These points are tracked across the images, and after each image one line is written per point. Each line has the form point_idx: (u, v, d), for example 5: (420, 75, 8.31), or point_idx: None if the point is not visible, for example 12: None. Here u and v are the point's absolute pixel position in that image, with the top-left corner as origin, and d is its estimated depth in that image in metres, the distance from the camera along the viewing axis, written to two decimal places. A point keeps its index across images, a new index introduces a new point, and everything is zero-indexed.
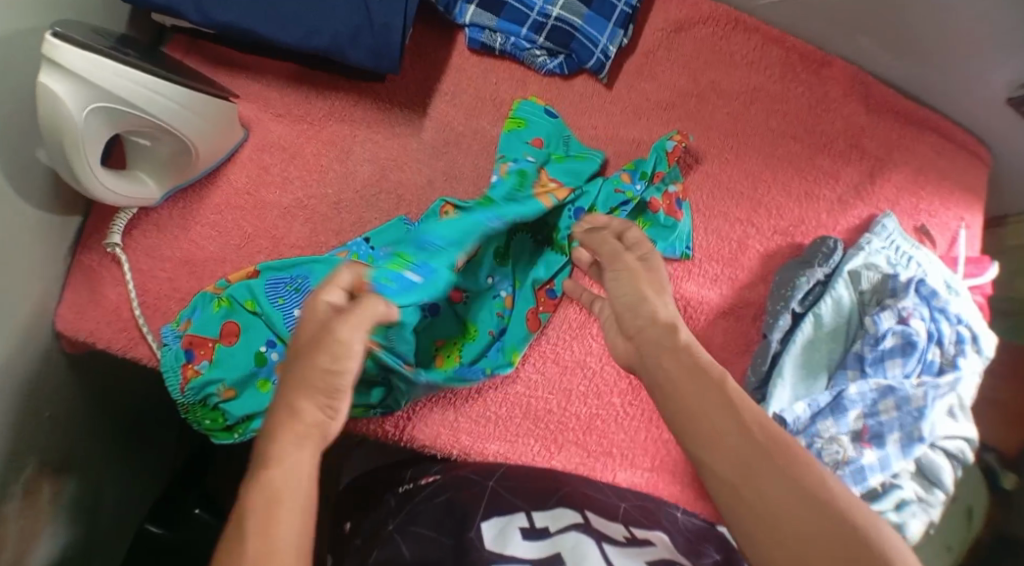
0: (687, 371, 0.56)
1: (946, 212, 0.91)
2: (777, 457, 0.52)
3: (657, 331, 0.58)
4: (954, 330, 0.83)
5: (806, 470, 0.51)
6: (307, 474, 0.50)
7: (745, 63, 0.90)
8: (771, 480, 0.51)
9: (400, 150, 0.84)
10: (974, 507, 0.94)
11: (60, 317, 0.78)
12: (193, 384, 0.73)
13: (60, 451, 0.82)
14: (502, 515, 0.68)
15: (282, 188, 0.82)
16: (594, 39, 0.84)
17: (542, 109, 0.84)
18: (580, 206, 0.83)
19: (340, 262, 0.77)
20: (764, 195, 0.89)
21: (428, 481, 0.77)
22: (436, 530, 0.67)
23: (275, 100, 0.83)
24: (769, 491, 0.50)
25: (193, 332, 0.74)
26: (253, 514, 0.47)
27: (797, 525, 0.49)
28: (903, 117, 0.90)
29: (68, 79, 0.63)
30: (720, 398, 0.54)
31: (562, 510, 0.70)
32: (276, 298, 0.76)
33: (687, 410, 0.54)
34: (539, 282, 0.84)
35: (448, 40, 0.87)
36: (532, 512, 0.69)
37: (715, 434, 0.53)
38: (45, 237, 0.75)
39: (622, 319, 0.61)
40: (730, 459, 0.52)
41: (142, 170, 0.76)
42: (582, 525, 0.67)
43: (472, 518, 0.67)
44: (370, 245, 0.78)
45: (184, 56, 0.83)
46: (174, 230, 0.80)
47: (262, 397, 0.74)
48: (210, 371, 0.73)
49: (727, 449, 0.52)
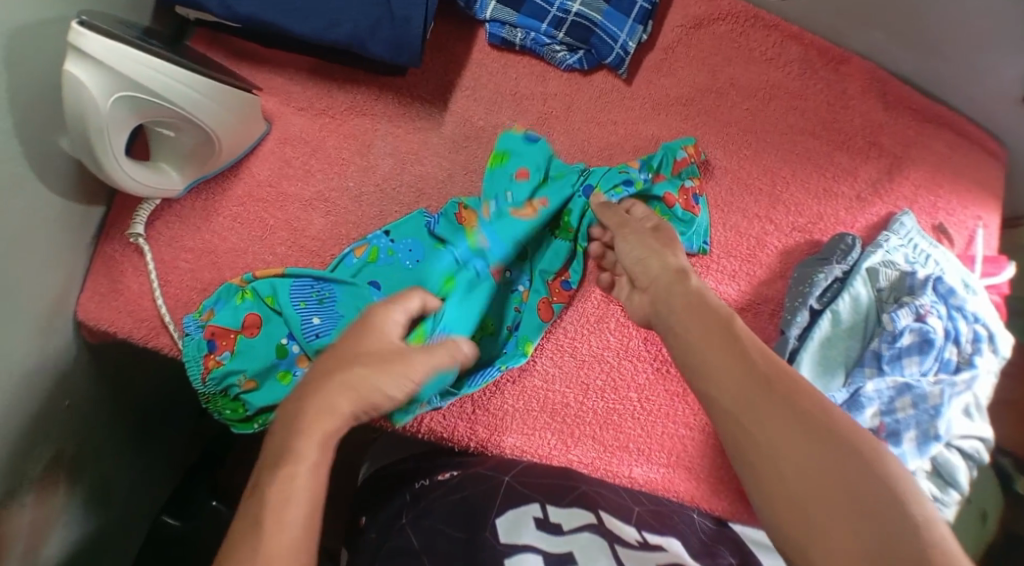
0: (699, 319, 0.61)
1: (963, 212, 0.91)
2: (781, 390, 0.55)
3: (670, 285, 0.66)
4: (971, 329, 0.83)
5: (805, 398, 0.54)
6: (314, 483, 0.53)
7: (764, 60, 0.90)
8: (773, 408, 0.54)
9: (420, 144, 0.84)
10: (988, 511, 0.95)
11: (82, 307, 0.79)
12: (215, 373, 0.74)
13: (80, 439, 0.83)
14: (516, 510, 0.69)
15: (302, 181, 0.82)
16: (614, 34, 0.84)
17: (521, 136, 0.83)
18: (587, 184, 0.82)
19: (361, 255, 0.79)
20: (783, 191, 0.89)
21: (447, 477, 0.77)
22: (449, 526, 0.67)
23: (296, 94, 0.84)
24: (766, 421, 0.54)
25: (215, 324, 0.75)
26: (265, 509, 0.51)
27: (794, 447, 0.52)
28: (922, 115, 0.90)
29: (93, 67, 0.63)
30: (726, 340, 0.59)
31: (576, 509, 0.71)
32: (300, 302, 0.76)
33: (695, 351, 0.59)
34: (552, 274, 0.84)
35: (468, 35, 0.87)
36: (546, 508, 0.70)
37: (721, 371, 0.57)
38: (69, 226, 0.76)
39: (634, 274, 0.71)
40: (736, 391, 0.56)
41: (164, 162, 0.77)
42: (595, 525, 0.67)
43: (486, 514, 0.68)
44: (389, 238, 0.79)
45: (207, 49, 0.84)
46: (195, 221, 0.81)
47: (283, 389, 0.74)
48: (231, 362, 0.74)
49: (729, 383, 0.56)
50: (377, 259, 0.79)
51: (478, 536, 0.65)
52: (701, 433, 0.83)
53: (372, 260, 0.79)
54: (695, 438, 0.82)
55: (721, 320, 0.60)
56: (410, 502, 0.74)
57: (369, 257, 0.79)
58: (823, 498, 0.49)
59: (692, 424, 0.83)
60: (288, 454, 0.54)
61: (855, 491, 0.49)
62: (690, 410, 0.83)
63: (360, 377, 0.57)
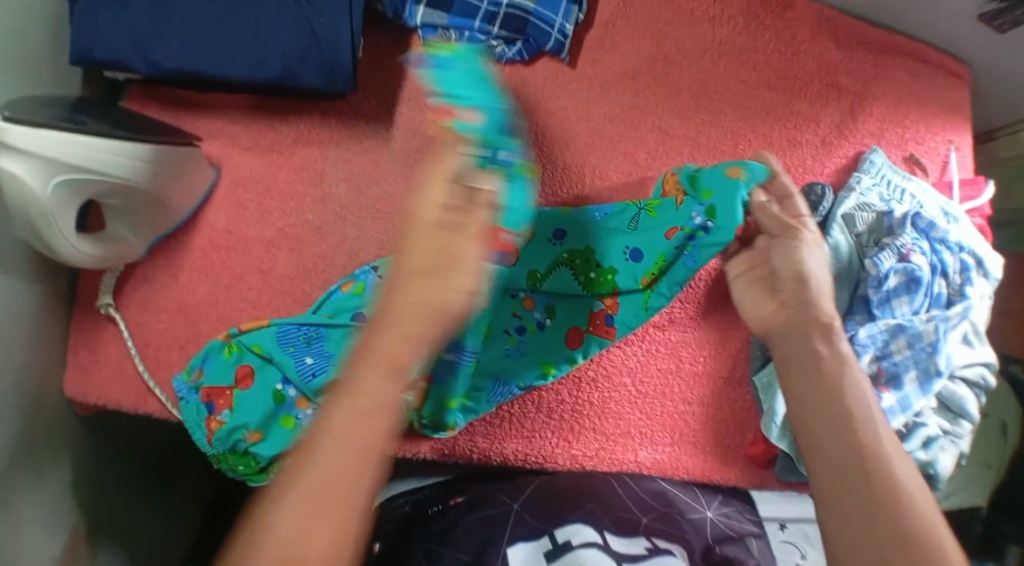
0: (816, 376, 0.57)
1: (933, 138, 0.90)
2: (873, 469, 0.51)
3: (795, 317, 0.62)
4: (957, 259, 0.82)
5: (890, 492, 0.50)
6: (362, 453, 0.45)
7: (707, 19, 0.88)
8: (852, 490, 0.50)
9: (372, 163, 0.83)
10: (1009, 423, 0.94)
11: (67, 384, 0.78)
12: (220, 433, 0.73)
13: (91, 510, 0.83)
14: (524, 542, 0.71)
15: (260, 221, 0.81)
16: (549, 19, 0.83)
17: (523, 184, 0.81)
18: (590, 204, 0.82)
19: (345, 291, 0.77)
20: (747, 149, 0.87)
21: (457, 501, 0.78)
22: (456, 546, 0.71)
23: (239, 134, 0.83)
24: (850, 505, 0.50)
25: (208, 384, 0.75)
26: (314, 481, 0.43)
27: (869, 521, 0.48)
28: (875, 48, 0.89)
29: (25, 159, 0.62)
30: (849, 417, 0.54)
31: (580, 524, 0.71)
32: (288, 345, 0.75)
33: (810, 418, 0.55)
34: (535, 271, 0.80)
35: (403, 44, 0.85)
36: (553, 532, 0.71)
37: (828, 433, 0.54)
38: (37, 309, 0.75)
39: (773, 281, 0.67)
40: (841, 469, 0.51)
41: (117, 227, 0.75)
42: (602, 545, 0.69)
43: (498, 541, 0.71)
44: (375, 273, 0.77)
45: (143, 105, 0.82)
46: (161, 280, 0.80)
47: (289, 434, 0.73)
48: (232, 418, 0.73)
49: (832, 451, 0.53)
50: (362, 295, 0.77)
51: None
52: (700, 406, 0.83)
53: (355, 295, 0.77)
54: (695, 411, 0.83)
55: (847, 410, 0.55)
56: (423, 529, 0.75)
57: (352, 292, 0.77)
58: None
59: (690, 399, 0.83)
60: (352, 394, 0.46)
61: None
62: (685, 385, 0.83)
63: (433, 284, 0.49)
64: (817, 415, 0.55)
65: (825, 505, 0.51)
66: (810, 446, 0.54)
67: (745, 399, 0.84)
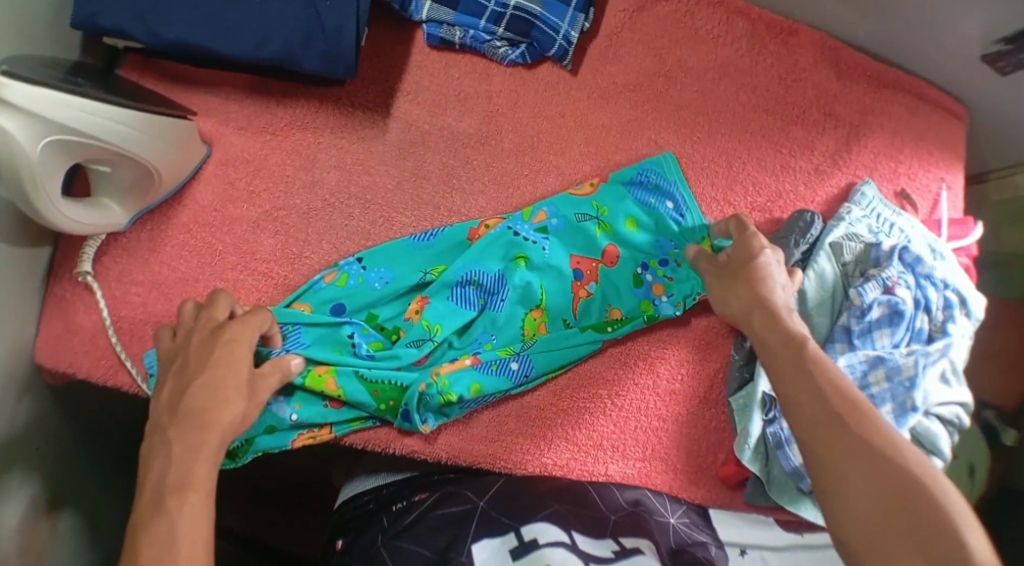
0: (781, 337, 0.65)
1: (926, 175, 0.90)
2: (850, 421, 0.57)
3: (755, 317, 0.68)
4: (942, 296, 0.83)
5: (876, 432, 0.56)
6: (206, 514, 0.54)
7: (711, 38, 0.88)
8: (846, 441, 0.56)
9: (366, 154, 0.82)
10: (977, 465, 0.94)
11: (38, 350, 0.77)
12: None
13: (52, 481, 0.82)
14: (490, 539, 0.71)
15: (248, 202, 0.80)
16: (555, 24, 0.83)
17: (628, 207, 0.82)
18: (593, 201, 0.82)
19: (334, 278, 0.77)
20: (740, 171, 0.87)
21: (422, 498, 0.78)
22: (422, 544, 0.72)
23: (233, 113, 0.82)
24: (844, 450, 0.55)
25: None
26: (171, 533, 0.52)
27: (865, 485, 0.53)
28: (874, 81, 0.89)
29: (19, 116, 0.61)
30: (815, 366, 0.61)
31: (548, 523, 0.71)
32: None
33: (789, 386, 0.61)
34: (525, 258, 0.79)
35: (408, 37, 0.85)
36: (519, 529, 0.71)
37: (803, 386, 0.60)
38: (13, 271, 0.74)
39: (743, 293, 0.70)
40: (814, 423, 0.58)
41: (106, 197, 0.75)
42: (569, 543, 0.68)
43: (462, 540, 0.71)
44: (362, 265, 0.78)
45: (140, 75, 0.81)
46: (143, 253, 0.79)
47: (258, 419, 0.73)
48: None
49: (813, 405, 0.59)
50: (348, 284, 0.77)
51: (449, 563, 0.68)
52: (674, 424, 0.83)
53: (342, 284, 0.77)
54: (668, 429, 0.83)
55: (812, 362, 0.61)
56: (387, 526, 0.76)
57: (339, 282, 0.77)
58: (869, 520, 0.51)
59: (664, 416, 0.83)
60: (181, 483, 0.55)
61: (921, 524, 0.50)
62: (661, 402, 0.83)
63: (196, 397, 0.59)
64: (791, 381, 0.61)
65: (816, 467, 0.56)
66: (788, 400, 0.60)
67: (719, 420, 0.84)
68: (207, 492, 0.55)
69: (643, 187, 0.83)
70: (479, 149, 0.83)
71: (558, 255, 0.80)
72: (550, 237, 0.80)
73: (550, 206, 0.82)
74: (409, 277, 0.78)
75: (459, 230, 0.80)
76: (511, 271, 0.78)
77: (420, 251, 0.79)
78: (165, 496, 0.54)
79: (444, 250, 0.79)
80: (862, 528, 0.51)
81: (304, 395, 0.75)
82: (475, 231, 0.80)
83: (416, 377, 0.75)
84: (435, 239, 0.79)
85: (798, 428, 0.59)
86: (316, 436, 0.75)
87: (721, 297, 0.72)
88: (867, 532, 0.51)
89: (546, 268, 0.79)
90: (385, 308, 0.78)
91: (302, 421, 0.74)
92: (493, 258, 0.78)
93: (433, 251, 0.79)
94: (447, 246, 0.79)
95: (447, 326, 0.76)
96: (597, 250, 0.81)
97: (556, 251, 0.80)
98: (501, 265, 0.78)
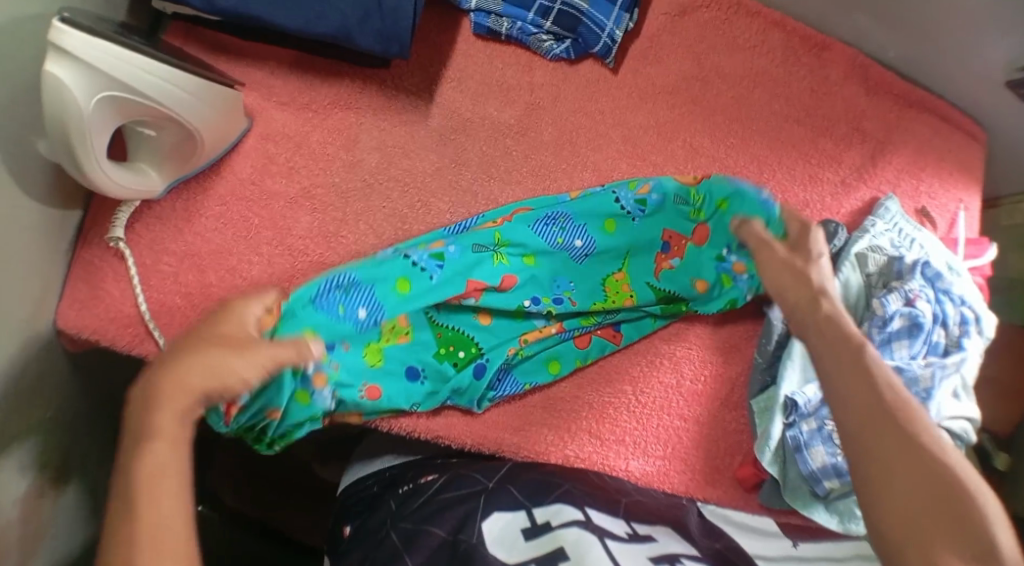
0: (831, 337, 0.64)
1: (945, 194, 0.93)
2: (903, 418, 0.58)
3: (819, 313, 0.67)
4: (958, 312, 0.85)
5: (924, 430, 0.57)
6: (176, 459, 0.52)
7: (749, 47, 0.90)
8: (897, 436, 0.57)
9: (407, 137, 0.82)
10: None
11: (61, 315, 0.76)
12: (240, 417, 0.69)
13: (60, 449, 0.80)
14: (502, 513, 0.71)
15: (286, 178, 0.80)
16: (601, 23, 0.84)
17: (728, 201, 0.82)
18: (662, 194, 0.83)
19: (385, 260, 0.76)
20: (770, 179, 0.89)
21: (430, 479, 0.77)
22: (434, 524, 0.71)
23: (277, 88, 0.82)
24: (892, 443, 0.56)
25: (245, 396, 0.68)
26: (131, 487, 0.50)
27: (908, 474, 0.54)
28: (902, 100, 0.92)
29: (75, 67, 0.61)
30: (869, 361, 0.62)
31: (561, 504, 0.71)
32: (337, 307, 0.73)
33: (841, 373, 0.62)
34: (571, 257, 0.81)
35: (453, 24, 0.86)
36: (532, 510, 0.71)
37: (853, 379, 0.61)
38: (44, 232, 0.73)
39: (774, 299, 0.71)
40: (862, 415, 0.58)
41: (143, 162, 0.74)
42: (582, 521, 0.68)
43: (474, 517, 0.70)
44: (415, 262, 0.76)
45: (183, 44, 0.81)
46: (177, 222, 0.78)
47: (306, 410, 0.70)
48: (252, 403, 0.69)
49: (864, 397, 0.59)
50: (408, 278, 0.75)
51: (462, 544, 0.66)
52: (695, 424, 0.83)
53: (399, 275, 0.75)
54: (689, 428, 0.83)
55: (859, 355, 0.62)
56: (395, 509, 0.75)
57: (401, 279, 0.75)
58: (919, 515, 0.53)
59: (686, 415, 0.83)
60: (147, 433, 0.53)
61: (959, 512, 0.52)
62: (684, 401, 0.84)
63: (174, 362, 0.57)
64: (844, 377, 0.61)
65: (859, 452, 0.57)
66: (835, 391, 0.61)
67: (739, 422, 0.84)
68: (169, 441, 0.53)
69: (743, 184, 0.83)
70: (519, 140, 0.84)
71: (647, 235, 0.83)
72: (647, 212, 0.83)
73: (605, 197, 0.82)
74: (456, 280, 0.76)
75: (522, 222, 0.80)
76: (574, 271, 0.81)
77: (471, 237, 0.78)
78: (132, 447, 0.52)
79: (514, 229, 0.79)
80: (911, 521, 0.53)
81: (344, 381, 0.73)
82: (532, 213, 0.81)
83: (467, 372, 0.77)
84: (486, 221, 0.80)
85: (846, 419, 0.59)
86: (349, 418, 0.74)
87: (778, 285, 0.70)
88: (921, 528, 0.52)
89: (629, 269, 0.82)
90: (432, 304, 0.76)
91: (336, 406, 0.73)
92: (547, 261, 0.81)
93: (526, 243, 0.79)
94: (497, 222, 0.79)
95: (497, 318, 0.80)
96: (686, 229, 0.84)
97: (625, 252, 0.82)
98: (552, 266, 0.81)
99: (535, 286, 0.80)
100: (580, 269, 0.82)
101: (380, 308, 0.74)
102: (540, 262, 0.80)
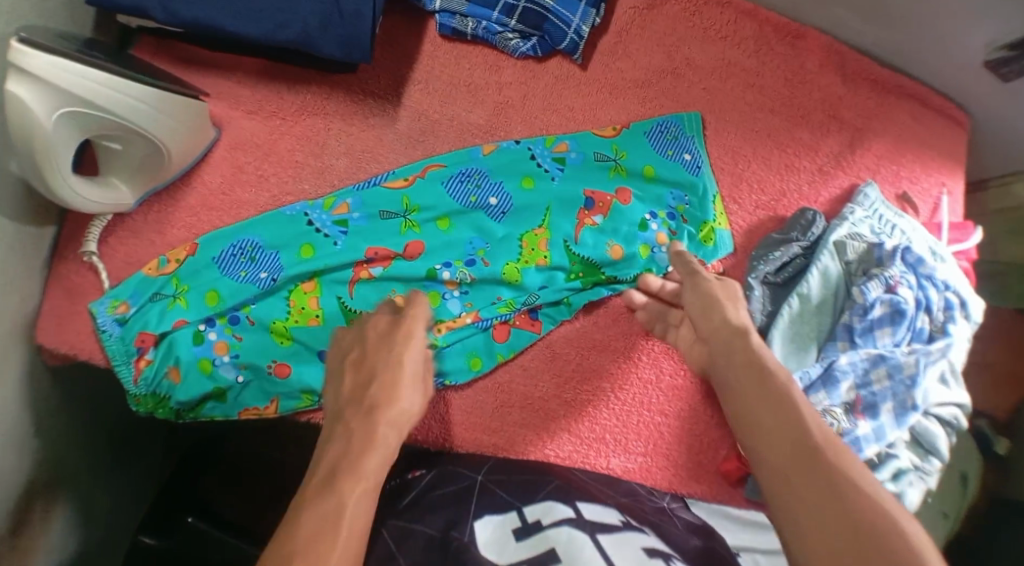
0: (747, 369, 0.61)
1: (927, 179, 0.91)
2: (826, 451, 0.53)
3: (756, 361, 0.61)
4: (942, 297, 0.83)
5: (852, 462, 0.52)
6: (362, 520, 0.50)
7: (720, 38, 0.90)
8: (823, 470, 0.51)
9: (375, 141, 0.83)
10: (968, 474, 0.92)
11: (40, 331, 0.76)
12: (146, 374, 0.74)
13: (49, 464, 0.81)
14: (492, 515, 0.66)
15: (257, 186, 0.81)
16: (567, 19, 0.84)
17: (643, 159, 0.85)
18: (574, 155, 0.84)
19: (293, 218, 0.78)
20: (745, 169, 0.89)
21: (418, 475, 0.76)
22: (421, 522, 0.66)
23: (245, 97, 0.82)
24: (807, 480, 0.51)
25: (140, 330, 0.74)
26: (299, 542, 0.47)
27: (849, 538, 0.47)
28: (879, 85, 0.91)
29: (37, 84, 0.62)
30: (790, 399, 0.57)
31: (551, 500, 0.67)
32: (240, 271, 0.76)
33: (755, 406, 0.58)
34: (486, 226, 0.81)
35: (420, 27, 0.86)
36: (523, 509, 0.66)
37: (777, 411, 0.56)
38: (20, 250, 0.74)
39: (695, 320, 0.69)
40: (783, 442, 0.54)
41: (115, 176, 0.75)
42: (575, 517, 0.63)
43: (464, 518, 0.66)
44: (319, 227, 0.78)
45: (151, 57, 0.81)
46: (151, 234, 0.79)
47: (207, 380, 0.74)
48: (158, 358, 0.74)
49: (783, 428, 0.55)
50: (311, 237, 0.78)
51: (453, 542, 0.60)
52: (676, 419, 0.83)
53: (305, 233, 0.78)
54: (670, 424, 0.83)
55: (783, 390, 0.58)
56: (383, 504, 0.74)
57: (306, 241, 0.77)
58: (837, 560, 0.46)
59: (667, 411, 0.83)
60: (349, 472, 0.53)
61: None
62: (664, 397, 0.83)
63: (378, 385, 0.59)
64: (763, 403, 0.58)
65: (783, 494, 0.52)
66: (755, 420, 0.57)
67: (721, 416, 0.83)
68: (369, 490, 0.52)
69: (663, 141, 0.86)
70: (488, 140, 0.84)
71: (570, 193, 0.83)
72: (566, 169, 0.84)
73: (507, 158, 0.83)
74: (359, 247, 0.78)
75: (432, 191, 0.80)
76: (489, 238, 0.81)
77: (379, 197, 0.80)
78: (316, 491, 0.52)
79: (420, 194, 0.80)
80: None
81: (247, 354, 0.75)
82: (441, 173, 0.81)
83: None
84: (389, 182, 0.81)
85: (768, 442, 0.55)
86: (262, 412, 0.75)
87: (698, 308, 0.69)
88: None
89: (551, 225, 0.82)
90: (336, 271, 0.77)
91: (249, 383, 0.75)
92: (462, 228, 0.80)
93: (437, 205, 0.80)
94: (392, 183, 0.80)
95: None
96: (611, 190, 0.84)
97: (534, 226, 0.82)
98: (462, 234, 0.80)
99: (449, 249, 0.80)
100: (497, 238, 0.81)
101: (280, 269, 0.76)
102: (455, 227, 0.80)
